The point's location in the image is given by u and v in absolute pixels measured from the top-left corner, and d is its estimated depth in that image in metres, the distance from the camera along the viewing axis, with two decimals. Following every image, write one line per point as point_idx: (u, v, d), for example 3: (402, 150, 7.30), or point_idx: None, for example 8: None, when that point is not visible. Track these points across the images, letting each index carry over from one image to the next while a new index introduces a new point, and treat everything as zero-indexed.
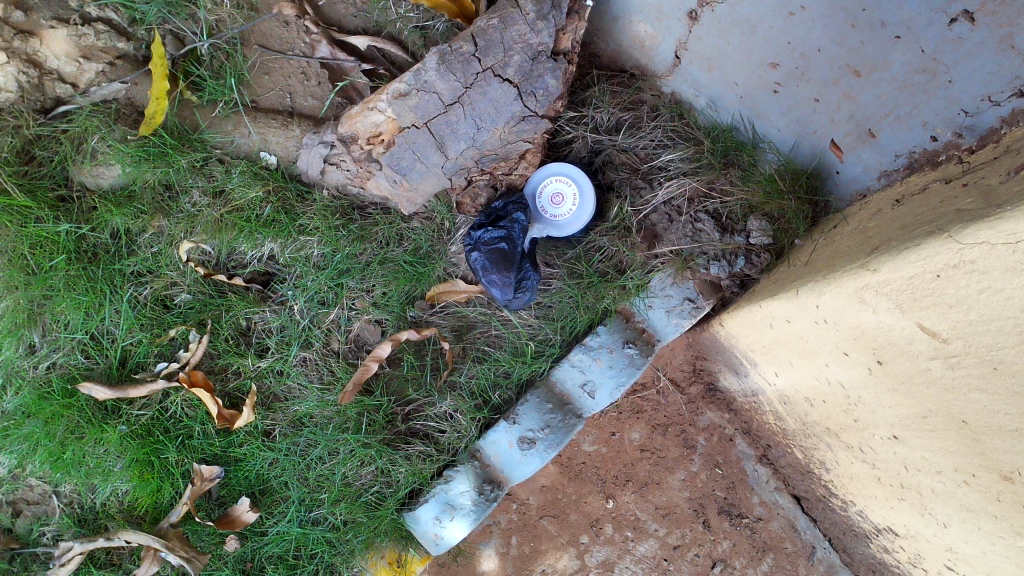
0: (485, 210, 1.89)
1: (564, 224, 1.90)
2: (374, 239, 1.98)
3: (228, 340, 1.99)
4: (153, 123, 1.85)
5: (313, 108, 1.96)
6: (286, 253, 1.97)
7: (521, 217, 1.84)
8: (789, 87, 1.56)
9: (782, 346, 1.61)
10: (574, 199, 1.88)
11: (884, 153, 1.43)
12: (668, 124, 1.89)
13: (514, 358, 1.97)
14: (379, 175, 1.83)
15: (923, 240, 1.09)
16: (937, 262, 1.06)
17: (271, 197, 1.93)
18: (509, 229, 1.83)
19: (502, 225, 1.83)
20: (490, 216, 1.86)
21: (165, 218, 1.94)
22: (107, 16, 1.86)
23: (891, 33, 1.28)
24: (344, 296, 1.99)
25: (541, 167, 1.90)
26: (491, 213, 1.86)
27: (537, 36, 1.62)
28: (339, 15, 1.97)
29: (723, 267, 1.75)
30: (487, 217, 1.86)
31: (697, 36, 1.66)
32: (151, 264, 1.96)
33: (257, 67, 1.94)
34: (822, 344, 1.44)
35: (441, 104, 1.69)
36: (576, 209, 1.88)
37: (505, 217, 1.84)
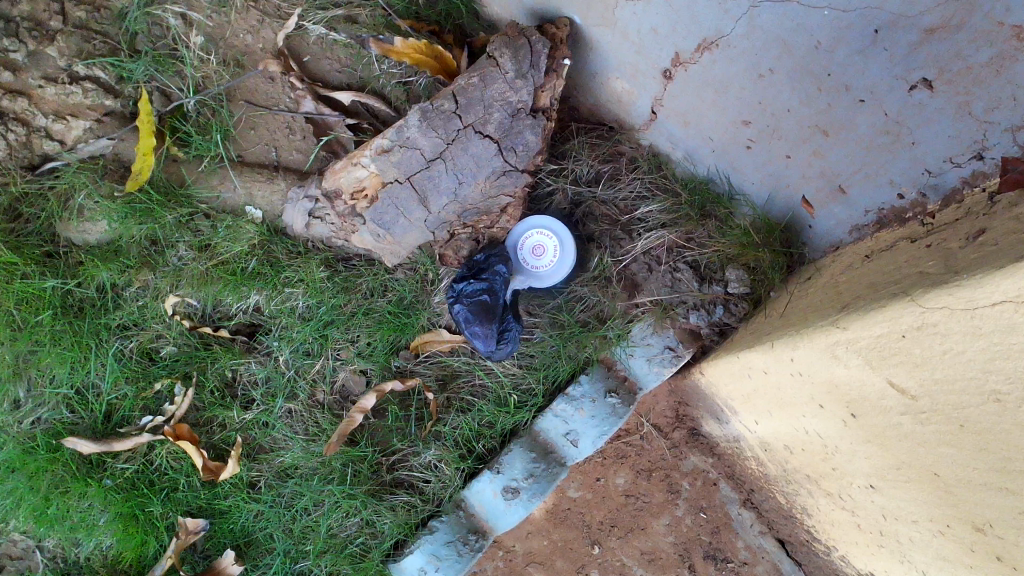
0: (464, 264, 1.92)
1: (545, 274, 1.93)
2: (359, 290, 2.00)
3: (214, 392, 2.01)
4: (140, 178, 1.88)
5: (298, 161, 2.02)
6: (271, 304, 1.99)
7: (499, 268, 1.87)
8: (761, 143, 1.57)
9: (761, 395, 1.64)
10: (556, 249, 1.91)
11: (854, 209, 1.47)
12: (646, 176, 1.92)
13: (498, 409, 1.98)
14: (363, 230, 1.88)
15: (890, 304, 1.11)
16: (906, 326, 1.08)
17: (256, 251, 1.96)
18: (490, 280, 1.86)
19: (483, 277, 1.86)
20: (470, 269, 1.88)
21: (151, 272, 1.95)
22: (96, 75, 1.92)
23: (855, 97, 1.30)
24: (330, 346, 2.01)
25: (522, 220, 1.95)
26: (471, 267, 1.89)
27: (516, 94, 1.68)
28: (325, 71, 2.05)
29: (702, 316, 1.82)
30: (467, 270, 1.89)
31: (672, 93, 1.68)
32: (137, 317, 1.97)
33: (243, 121, 2.01)
34: (801, 397, 1.47)
35: (423, 160, 1.75)
36: (558, 259, 1.92)
37: (484, 269, 1.87)
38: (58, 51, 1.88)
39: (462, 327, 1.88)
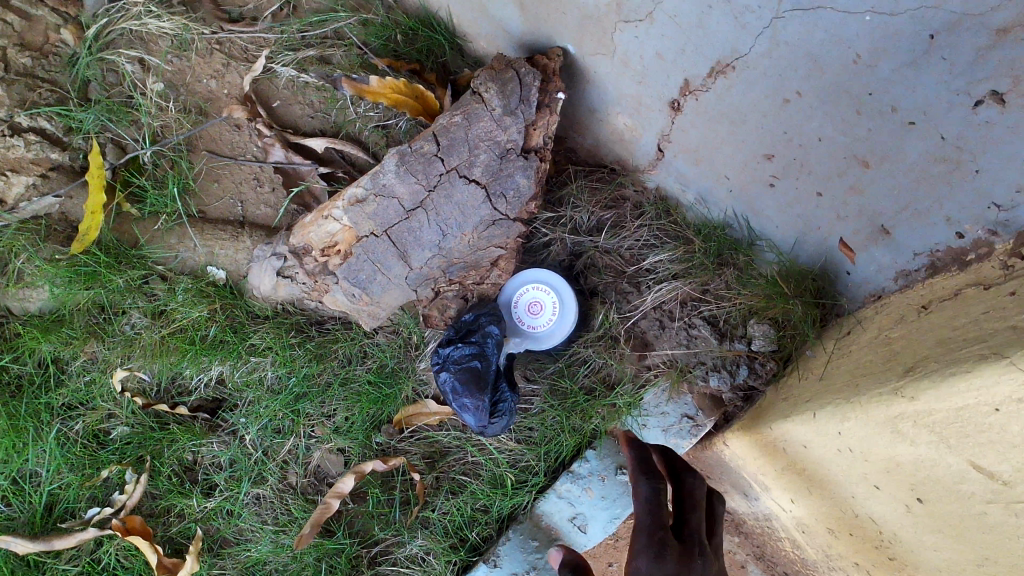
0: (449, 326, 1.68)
1: (543, 334, 1.71)
2: (334, 357, 1.78)
3: (171, 478, 1.78)
4: (86, 239, 1.66)
5: (266, 216, 1.83)
6: (236, 374, 1.77)
7: (489, 329, 1.64)
8: (786, 180, 1.37)
9: (797, 472, 1.41)
10: (555, 305, 1.69)
11: (901, 252, 1.25)
12: (654, 222, 1.71)
13: (492, 490, 1.75)
14: (336, 289, 1.66)
15: (977, 370, 0.89)
16: (1005, 398, 0.85)
17: (217, 316, 1.74)
18: (480, 343, 1.63)
19: (471, 340, 1.63)
20: (456, 332, 1.65)
21: (99, 343, 1.73)
22: (41, 125, 1.74)
23: (905, 119, 1.09)
24: (302, 423, 1.78)
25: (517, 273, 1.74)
26: (457, 329, 1.65)
27: (505, 133, 1.49)
28: (296, 116, 1.86)
29: (724, 378, 1.59)
30: (452, 332, 1.66)
31: (681, 127, 1.48)
32: (84, 395, 1.75)
33: (204, 173, 1.82)
34: (850, 476, 1.23)
35: (402, 210, 1.55)
36: (557, 316, 1.70)
37: (472, 330, 1.64)
38: None
39: (450, 398, 1.65)
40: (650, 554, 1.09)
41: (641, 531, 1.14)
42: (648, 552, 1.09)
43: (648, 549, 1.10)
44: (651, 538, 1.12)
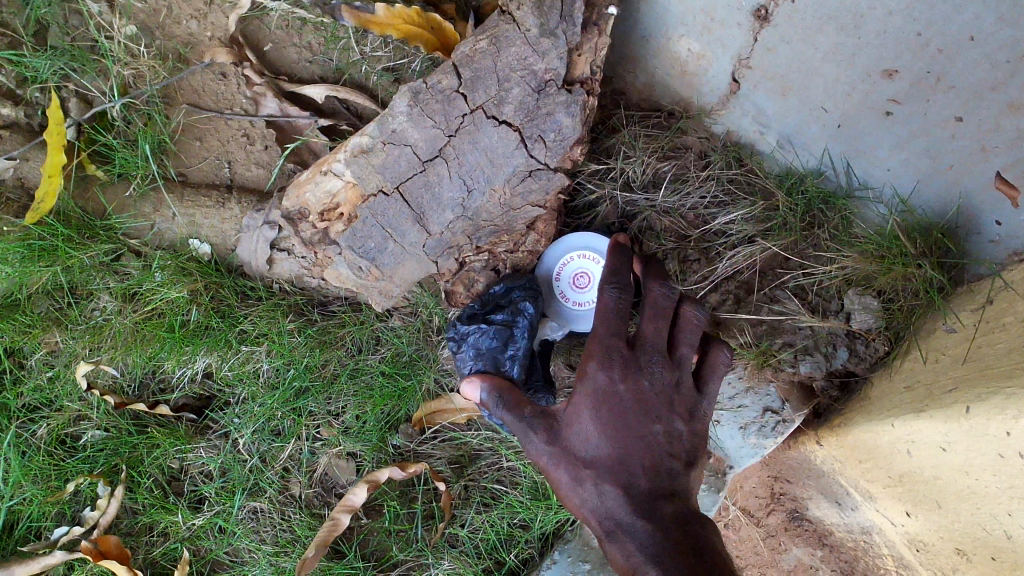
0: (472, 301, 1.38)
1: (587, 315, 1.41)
2: (340, 345, 1.50)
3: (152, 491, 1.50)
4: (43, 207, 1.39)
5: (259, 177, 1.56)
6: (226, 366, 1.49)
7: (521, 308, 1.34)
8: (911, 104, 1.08)
9: (917, 485, 1.10)
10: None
11: None
12: (725, 174, 1.38)
13: (534, 503, 1.46)
14: (340, 261, 1.36)
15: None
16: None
17: (199, 298, 1.46)
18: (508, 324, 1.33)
19: (499, 321, 1.33)
20: (481, 309, 1.35)
21: (61, 332, 1.46)
22: None
23: None
24: (305, 424, 1.50)
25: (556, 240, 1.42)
26: (482, 306, 1.36)
27: (542, 60, 1.18)
28: (290, 61, 1.56)
29: (818, 364, 1.29)
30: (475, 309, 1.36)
31: (767, 46, 1.17)
32: (47, 394, 1.48)
33: (184, 130, 1.55)
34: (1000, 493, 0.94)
35: (417, 161, 1.25)
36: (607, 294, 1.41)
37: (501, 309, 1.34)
38: None
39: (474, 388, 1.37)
40: (600, 360, 1.11)
41: (596, 343, 1.12)
42: (600, 366, 1.11)
43: (601, 363, 1.11)
44: (601, 342, 1.12)
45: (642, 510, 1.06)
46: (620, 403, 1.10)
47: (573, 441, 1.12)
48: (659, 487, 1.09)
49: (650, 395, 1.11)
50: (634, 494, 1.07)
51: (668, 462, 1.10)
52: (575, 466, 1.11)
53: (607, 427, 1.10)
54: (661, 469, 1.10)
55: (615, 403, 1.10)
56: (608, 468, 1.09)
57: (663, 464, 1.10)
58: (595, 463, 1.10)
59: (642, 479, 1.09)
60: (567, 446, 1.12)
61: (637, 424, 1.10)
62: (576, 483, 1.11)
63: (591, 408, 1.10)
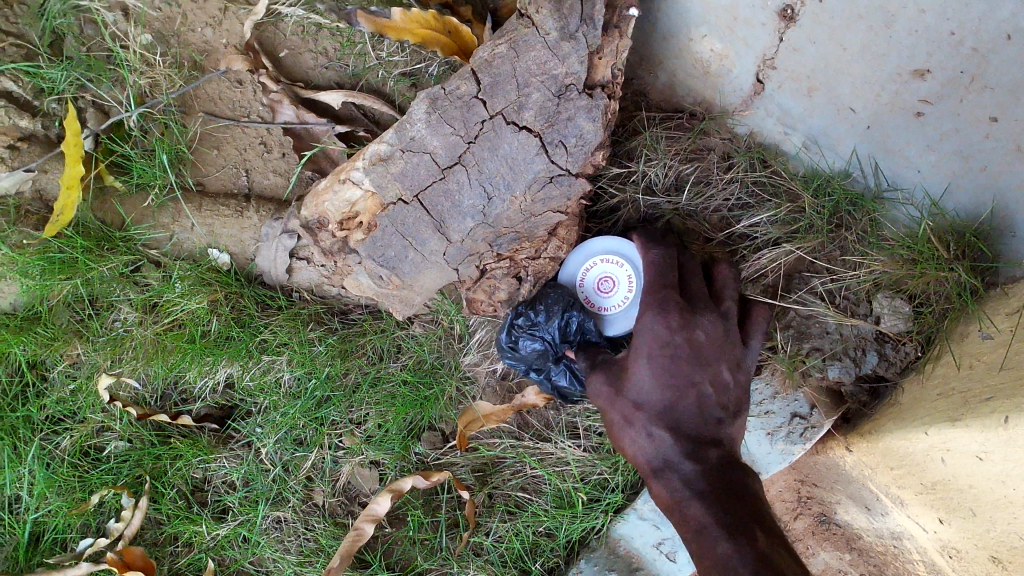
0: (524, 308, 1.37)
1: (608, 321, 1.39)
2: (361, 354, 1.49)
3: (176, 501, 1.50)
4: (62, 220, 1.38)
5: (276, 186, 1.54)
6: (247, 377, 1.49)
7: (581, 308, 1.35)
8: (944, 103, 1.05)
9: (950, 496, 1.06)
10: (631, 290, 1.36)
11: None
12: (748, 175, 1.36)
13: (559, 511, 1.45)
14: (359, 271, 1.36)
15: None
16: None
17: (219, 308, 1.46)
18: (574, 326, 1.35)
19: (562, 327, 1.35)
20: (541, 318, 1.35)
21: (83, 344, 1.46)
22: (7, 87, 1.48)
23: None
24: (327, 433, 1.49)
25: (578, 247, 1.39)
26: (539, 315, 1.35)
27: (562, 64, 1.16)
28: (306, 67, 1.55)
29: (848, 368, 1.27)
30: (532, 317, 1.36)
31: (792, 45, 1.14)
32: (70, 406, 1.48)
33: (201, 139, 1.54)
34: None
35: (436, 168, 1.23)
36: (628, 305, 1.37)
37: (558, 315, 1.34)
38: None
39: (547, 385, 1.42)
40: (655, 306, 1.12)
41: (651, 294, 1.15)
42: (654, 313, 1.12)
43: (656, 310, 1.11)
44: (656, 293, 1.14)
45: (690, 454, 1.06)
46: (675, 348, 1.10)
47: (629, 385, 1.13)
48: (708, 436, 1.08)
49: (705, 345, 1.11)
50: (683, 438, 1.08)
51: (717, 410, 1.10)
52: (628, 407, 1.13)
53: (659, 371, 1.10)
54: (709, 417, 1.09)
55: (670, 348, 1.10)
56: (660, 411, 1.10)
57: (712, 411, 1.10)
58: (647, 406, 1.11)
59: (693, 425, 1.09)
60: (620, 389, 1.15)
61: (689, 368, 1.10)
62: (627, 425, 1.13)
63: (646, 352, 1.11)
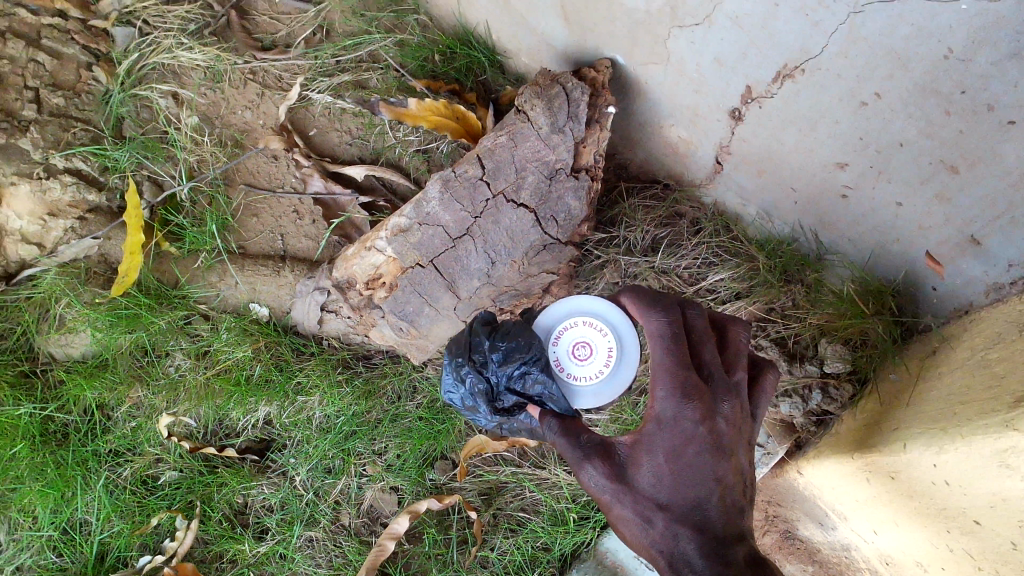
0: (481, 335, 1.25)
1: (573, 393, 1.15)
2: (383, 393, 1.72)
3: (221, 523, 1.72)
4: (127, 280, 1.61)
5: (307, 248, 1.76)
6: (283, 415, 1.72)
7: (540, 367, 1.12)
8: (861, 191, 1.25)
9: (877, 508, 1.28)
10: (608, 361, 1.14)
11: (994, 263, 1.14)
12: (711, 240, 1.63)
13: (554, 528, 1.67)
14: (383, 323, 1.59)
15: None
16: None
17: (262, 356, 1.69)
18: (527, 381, 1.13)
19: (512, 376, 1.14)
20: (498, 359, 1.17)
21: (143, 387, 1.69)
22: (77, 166, 1.70)
23: (1002, 119, 0.96)
24: (353, 462, 1.72)
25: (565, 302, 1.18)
26: (497, 356, 1.17)
27: (553, 152, 1.41)
28: (334, 144, 1.80)
29: (796, 404, 1.50)
30: (491, 353, 1.19)
31: (741, 137, 1.37)
32: (130, 441, 1.71)
33: (242, 208, 1.77)
34: (943, 510, 1.12)
35: (449, 238, 1.46)
36: (601, 381, 1.14)
37: (515, 364, 1.14)
38: (32, 143, 1.65)
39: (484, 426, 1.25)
40: (673, 391, 0.93)
41: (661, 374, 0.94)
42: (669, 397, 0.93)
43: (671, 393, 0.93)
44: (675, 372, 0.93)
45: (715, 556, 0.90)
46: (697, 442, 0.93)
47: (638, 480, 0.95)
48: (735, 531, 0.93)
49: (727, 432, 0.95)
50: (706, 536, 0.91)
51: (738, 497, 0.95)
52: (640, 504, 0.95)
53: (674, 467, 0.93)
54: (732, 510, 0.94)
55: (689, 440, 0.92)
56: (681, 512, 0.93)
57: (734, 499, 0.95)
58: (666, 504, 0.94)
59: (717, 518, 0.93)
60: (627, 483, 0.96)
61: (710, 463, 0.93)
62: (638, 523, 0.95)
63: (662, 445, 0.94)
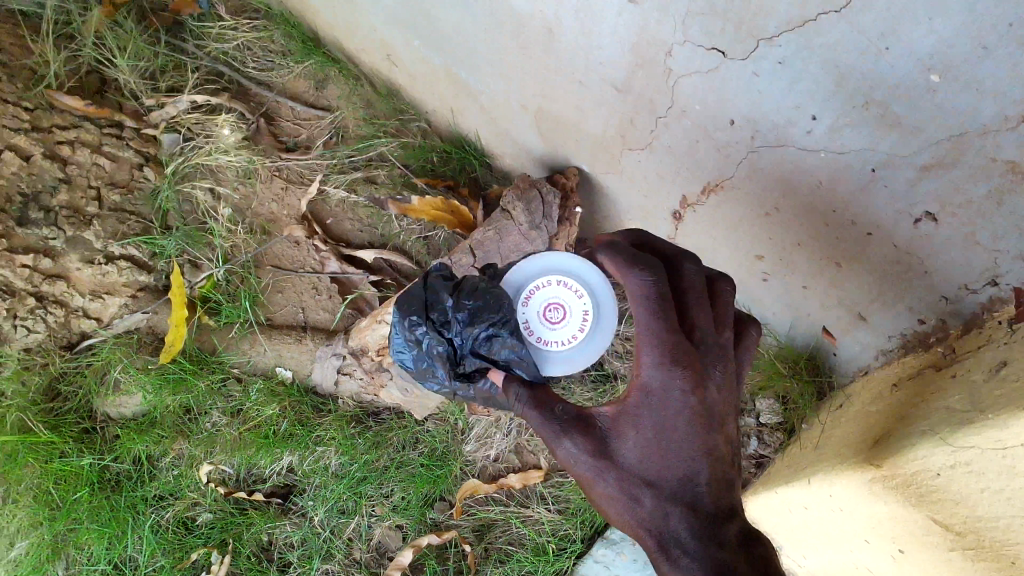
0: (443, 291, 1.29)
1: (543, 357, 1.28)
2: (389, 444, 2.01)
3: (250, 557, 2.00)
4: (174, 348, 1.90)
5: (325, 319, 2.07)
6: (304, 464, 2.01)
7: (509, 329, 1.21)
8: (777, 277, 1.57)
9: (803, 534, 1.55)
10: (581, 328, 1.29)
11: (878, 334, 1.45)
12: None
13: (536, 558, 1.94)
14: (391, 385, 1.89)
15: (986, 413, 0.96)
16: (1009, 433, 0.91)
17: (287, 412, 1.98)
18: (492, 344, 1.20)
19: (478, 338, 1.21)
20: (463, 319, 1.22)
21: (185, 440, 1.98)
22: (130, 253, 1.97)
23: (863, 231, 1.27)
24: (364, 503, 2.01)
25: (541, 265, 1.32)
26: (463, 315, 1.23)
27: (531, 244, 1.73)
28: (347, 231, 2.13)
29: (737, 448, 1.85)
30: (456, 311, 1.24)
31: (684, 232, 1.69)
32: (172, 486, 1.99)
33: (270, 286, 2.07)
34: (883, 527, 1.26)
35: None
36: (573, 347, 1.29)
37: (482, 325, 1.21)
38: (94, 234, 1.92)
39: (423, 378, 1.29)
40: (663, 360, 0.93)
41: (647, 341, 0.94)
42: (655, 365, 0.93)
43: (656, 360, 0.93)
44: (662, 337, 0.93)
45: (710, 541, 0.91)
46: (687, 413, 0.94)
47: (623, 455, 0.97)
48: (726, 508, 0.94)
49: (716, 397, 0.95)
50: (701, 520, 0.92)
51: (730, 471, 0.97)
52: (626, 481, 0.96)
53: (658, 440, 0.95)
54: (725, 485, 0.95)
55: (676, 409, 0.94)
56: (671, 491, 0.94)
57: (727, 474, 0.96)
58: (654, 482, 0.95)
59: (706, 494, 0.94)
60: (612, 460, 0.97)
61: (700, 433, 0.94)
62: (626, 503, 0.97)
63: (648, 416, 0.95)
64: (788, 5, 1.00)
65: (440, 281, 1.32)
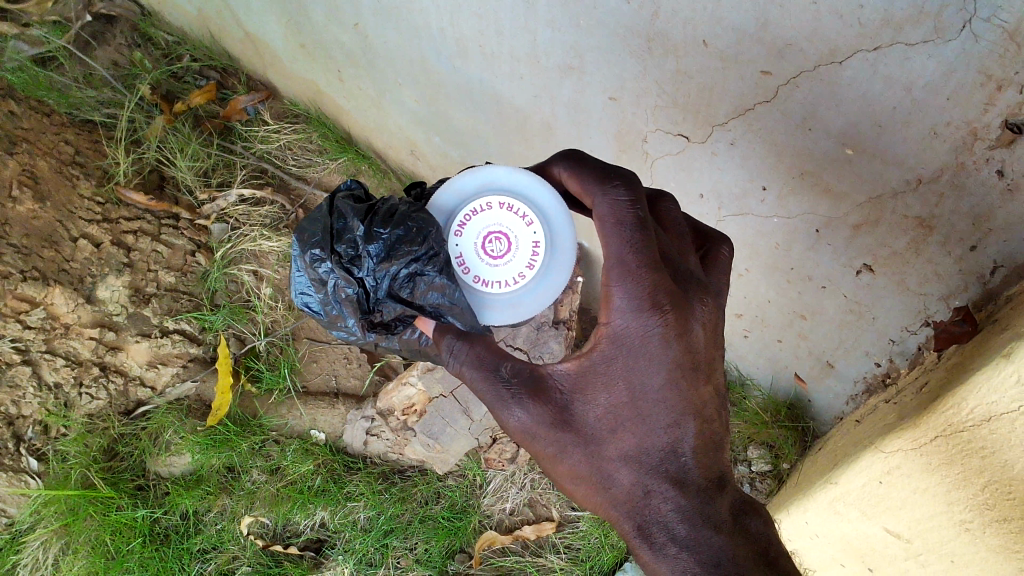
0: (351, 218, 1.25)
1: (483, 296, 1.25)
2: (414, 498, 2.20)
3: None
4: (219, 413, 2.12)
5: (355, 385, 2.29)
6: (335, 518, 2.19)
7: (434, 266, 1.20)
8: (755, 332, 1.77)
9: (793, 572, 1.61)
10: (530, 263, 1.25)
11: (845, 379, 1.62)
12: None
13: None
14: (414, 441, 2.09)
15: (931, 406, 1.09)
16: (989, 405, 1.00)
17: (321, 469, 2.18)
18: (416, 284, 1.21)
19: (397, 278, 1.21)
20: (378, 253, 1.21)
21: (228, 496, 2.18)
22: (183, 327, 2.19)
23: (818, 284, 1.48)
24: (390, 555, 2.18)
25: (478, 188, 1.25)
26: (376, 249, 1.21)
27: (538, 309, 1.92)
28: None
29: None
30: (367, 242, 1.21)
31: None
32: (215, 540, 2.18)
33: (306, 356, 2.30)
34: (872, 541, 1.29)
35: None
36: (522, 286, 1.25)
37: (401, 262, 1.20)
38: (152, 311, 2.14)
39: (335, 317, 1.27)
40: (640, 304, 1.00)
41: (623, 280, 0.99)
42: (630, 310, 1.00)
43: (629, 308, 1.00)
44: (640, 278, 0.99)
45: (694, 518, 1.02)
46: (662, 360, 1.03)
47: (591, 415, 1.08)
48: (711, 468, 1.05)
49: (695, 337, 1.04)
50: (687, 488, 1.04)
51: (716, 433, 1.08)
52: (596, 443, 1.08)
53: (630, 400, 1.05)
54: (708, 445, 1.06)
55: (651, 362, 1.03)
56: (654, 459, 1.06)
57: (710, 433, 1.07)
58: (636, 449, 1.06)
59: (688, 459, 1.05)
60: (581, 418, 1.09)
61: (675, 380, 1.04)
62: (600, 470, 1.09)
63: (620, 372, 1.05)
64: (732, 96, 1.24)
65: (348, 204, 1.27)
